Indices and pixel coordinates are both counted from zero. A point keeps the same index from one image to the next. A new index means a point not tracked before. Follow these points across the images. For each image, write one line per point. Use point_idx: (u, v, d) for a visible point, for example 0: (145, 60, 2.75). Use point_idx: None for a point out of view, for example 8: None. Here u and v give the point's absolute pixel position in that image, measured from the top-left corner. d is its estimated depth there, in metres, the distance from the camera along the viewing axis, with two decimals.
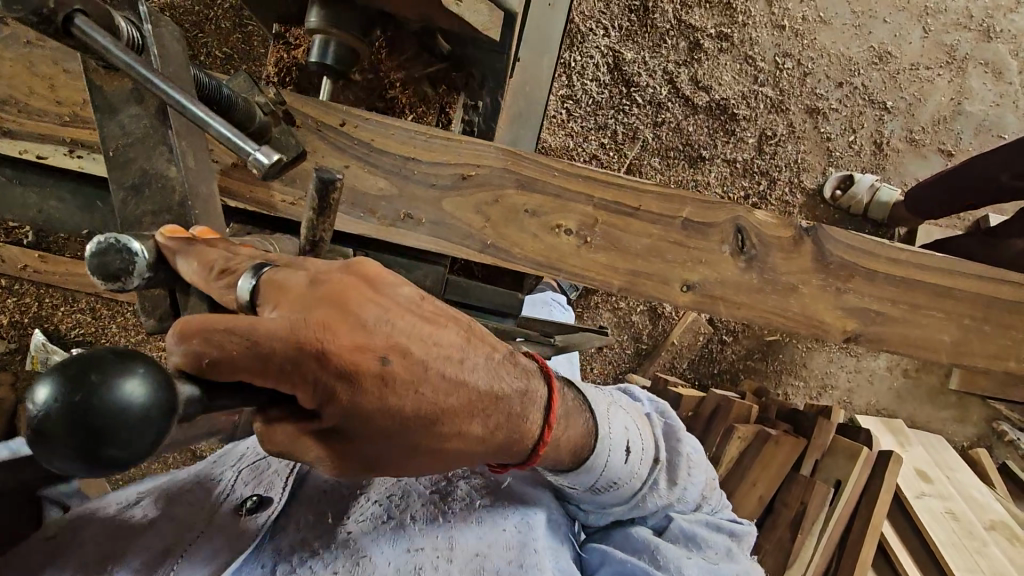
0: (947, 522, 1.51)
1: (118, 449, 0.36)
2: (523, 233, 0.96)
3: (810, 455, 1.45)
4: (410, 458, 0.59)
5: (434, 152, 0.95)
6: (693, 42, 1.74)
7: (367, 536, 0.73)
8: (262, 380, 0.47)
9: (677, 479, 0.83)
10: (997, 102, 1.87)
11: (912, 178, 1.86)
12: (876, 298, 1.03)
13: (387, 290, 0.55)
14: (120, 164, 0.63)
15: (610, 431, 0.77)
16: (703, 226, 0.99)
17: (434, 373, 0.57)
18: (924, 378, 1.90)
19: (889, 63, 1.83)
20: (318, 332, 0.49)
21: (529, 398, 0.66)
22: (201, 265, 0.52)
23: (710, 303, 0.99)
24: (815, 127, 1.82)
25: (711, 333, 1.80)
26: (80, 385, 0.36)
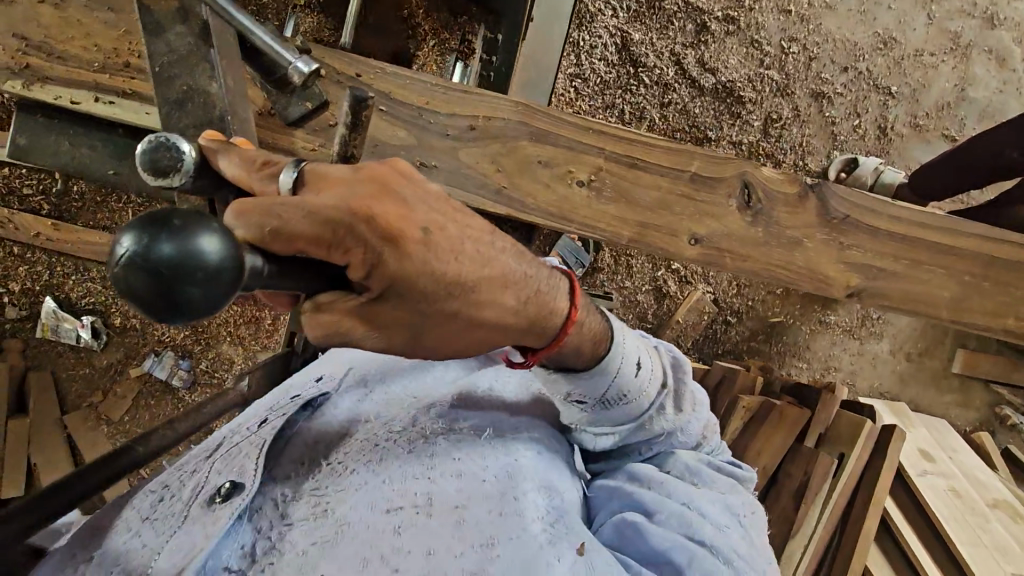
0: (950, 498, 1.51)
1: (197, 292, 0.37)
2: (536, 183, 0.98)
3: (813, 429, 1.47)
4: (448, 331, 0.61)
5: (452, 105, 0.97)
6: (700, 25, 1.76)
7: (346, 501, 0.71)
8: (319, 249, 0.48)
9: (684, 407, 0.85)
10: (1000, 89, 1.90)
11: (916, 162, 1.88)
12: (879, 253, 1.05)
13: (414, 179, 0.58)
14: (164, 80, 0.68)
15: (626, 342, 0.78)
16: (712, 179, 1.01)
17: (467, 246, 0.60)
18: (927, 363, 1.91)
19: (894, 48, 1.85)
20: (370, 201, 0.52)
21: (554, 283, 0.69)
22: (241, 159, 0.56)
23: (717, 256, 1.01)
24: (820, 111, 1.84)
25: (716, 313, 1.81)
26: (157, 231, 0.37)
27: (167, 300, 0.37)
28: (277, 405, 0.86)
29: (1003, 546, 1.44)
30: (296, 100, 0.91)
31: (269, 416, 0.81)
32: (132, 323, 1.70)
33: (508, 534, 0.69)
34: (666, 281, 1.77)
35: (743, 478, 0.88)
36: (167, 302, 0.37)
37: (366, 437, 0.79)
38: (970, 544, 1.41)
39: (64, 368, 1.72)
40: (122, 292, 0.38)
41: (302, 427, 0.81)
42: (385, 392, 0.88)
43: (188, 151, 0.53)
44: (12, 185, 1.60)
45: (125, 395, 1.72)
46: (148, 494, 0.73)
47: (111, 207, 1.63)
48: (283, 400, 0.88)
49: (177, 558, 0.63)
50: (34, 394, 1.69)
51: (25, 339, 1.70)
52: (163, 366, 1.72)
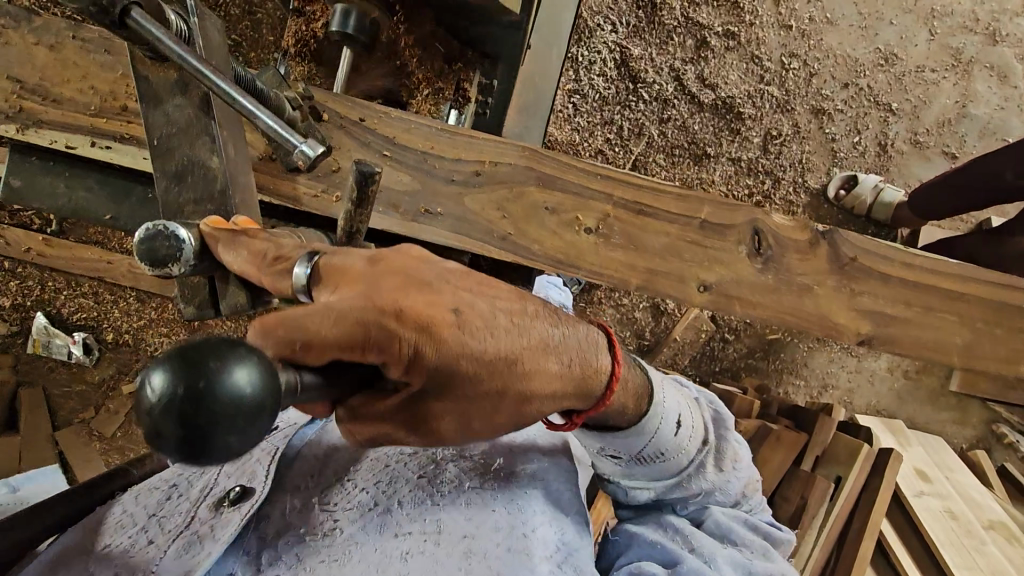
0: (946, 521, 1.51)
1: (233, 435, 0.35)
2: (543, 229, 0.96)
3: (812, 451, 1.47)
4: (494, 412, 0.58)
5: (457, 149, 0.96)
6: (700, 40, 1.75)
7: (352, 525, 0.71)
8: (354, 355, 0.47)
9: (723, 465, 0.83)
10: (1001, 105, 1.88)
11: (917, 179, 1.87)
12: (892, 302, 1.04)
13: (435, 261, 0.59)
14: (164, 152, 0.70)
15: (660, 406, 0.76)
16: (718, 227, 1.00)
17: (501, 319, 0.58)
18: (924, 380, 1.90)
19: (895, 64, 1.83)
20: (398, 293, 0.52)
21: (590, 342, 0.67)
22: (253, 255, 0.61)
23: (727, 303, 0.99)
24: (820, 127, 1.82)
25: (714, 330, 1.80)
26: (189, 372, 0.34)
27: (204, 443, 0.35)
28: (287, 419, 0.88)
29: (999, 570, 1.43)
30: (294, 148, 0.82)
31: (279, 427, 0.85)
32: (125, 338, 1.68)
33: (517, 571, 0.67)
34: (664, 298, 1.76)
35: (777, 540, 0.86)
36: (203, 443, 0.35)
37: (377, 456, 0.79)
38: (965, 567, 1.41)
39: (55, 384, 1.70)
40: (147, 427, 0.36)
41: (310, 440, 0.82)
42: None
43: (184, 238, 0.60)
44: None
45: (119, 410, 1.72)
46: (152, 492, 0.74)
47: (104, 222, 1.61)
48: (290, 413, 0.91)
49: (185, 563, 0.64)
50: (24, 412, 1.67)
51: (16, 354, 1.68)
52: None
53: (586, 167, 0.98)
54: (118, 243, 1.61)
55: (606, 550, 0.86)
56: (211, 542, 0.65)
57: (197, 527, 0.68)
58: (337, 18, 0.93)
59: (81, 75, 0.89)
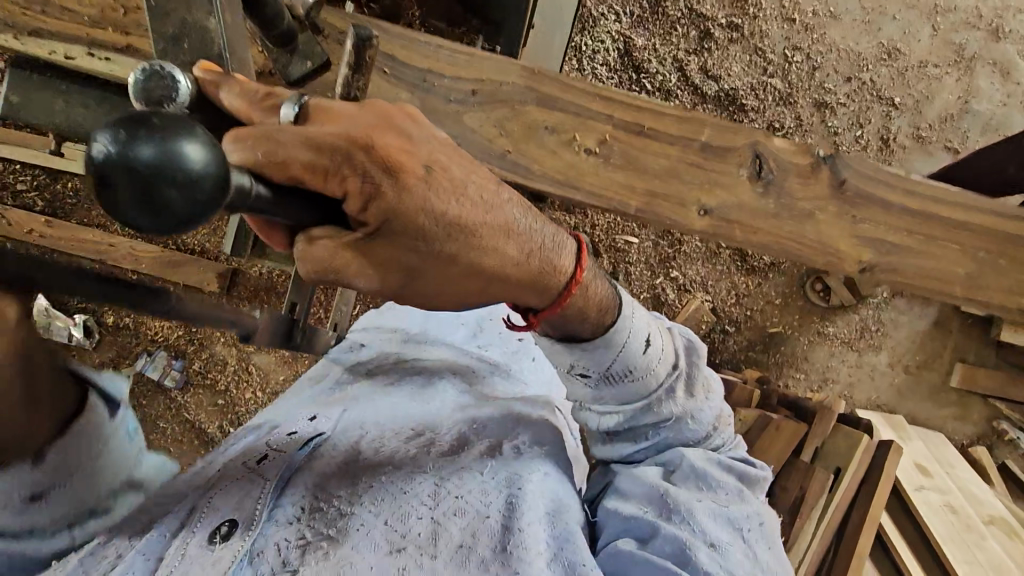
0: (946, 515, 1.50)
1: (177, 196, 0.36)
2: (543, 149, 0.97)
3: (810, 443, 1.46)
4: (444, 281, 0.59)
5: (457, 67, 0.96)
6: (704, 31, 1.75)
7: (347, 543, 0.65)
8: (315, 177, 0.49)
9: (694, 392, 0.83)
10: (1004, 102, 1.88)
11: (917, 174, 1.87)
12: (891, 228, 1.03)
13: (421, 122, 0.59)
14: (159, 14, 0.59)
15: (634, 309, 0.77)
16: (721, 150, 1.00)
17: (470, 191, 0.59)
18: (924, 376, 1.90)
19: (899, 59, 1.83)
20: (375, 134, 0.52)
21: (557, 244, 0.67)
22: (240, 91, 0.56)
23: (727, 228, 1.00)
24: (822, 121, 1.82)
25: (714, 322, 1.80)
26: (135, 127, 0.35)
27: (143, 204, 0.35)
28: (266, 429, 0.82)
29: (999, 565, 1.42)
30: (296, 58, 0.80)
31: (267, 454, 0.73)
32: (126, 322, 1.69)
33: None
34: (664, 289, 1.76)
35: (754, 478, 0.84)
36: (147, 206, 0.35)
37: (368, 469, 0.74)
38: (965, 562, 1.40)
39: None
40: (90, 187, 0.36)
41: (301, 466, 0.73)
42: (388, 420, 0.83)
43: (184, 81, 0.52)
44: (6, 181, 1.59)
45: None
46: (125, 534, 0.64)
47: None
48: (274, 434, 0.79)
49: None
50: None
51: None
52: (156, 367, 1.69)
53: (589, 88, 0.98)
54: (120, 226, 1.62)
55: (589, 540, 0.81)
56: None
57: (183, 565, 0.60)
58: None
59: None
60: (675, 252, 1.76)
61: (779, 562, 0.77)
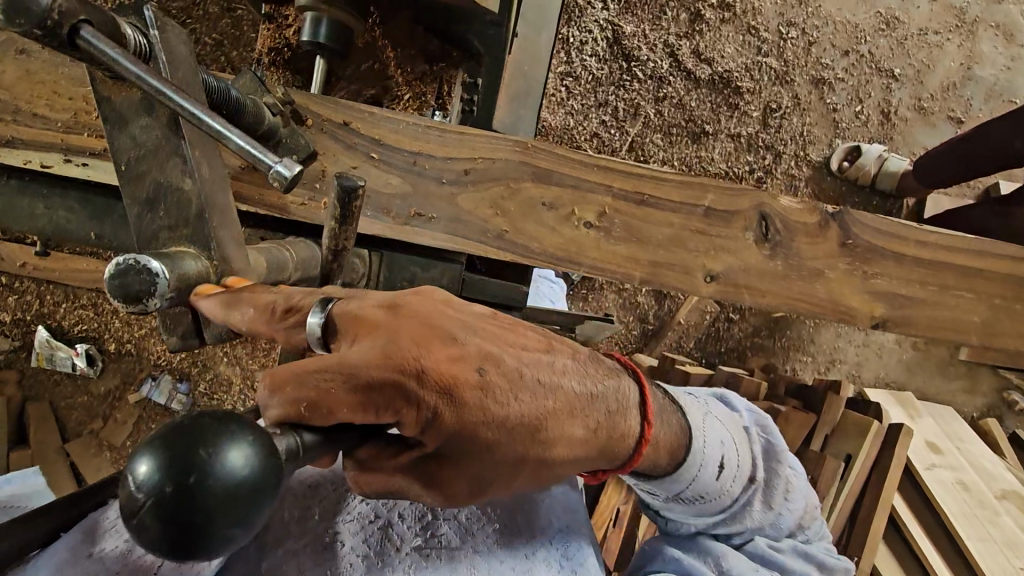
0: (958, 493, 1.50)
1: (231, 527, 0.35)
2: (541, 226, 0.94)
3: (819, 431, 1.45)
4: (513, 478, 0.57)
5: (448, 148, 0.93)
6: (694, 13, 1.69)
7: (355, 538, 0.67)
8: (366, 416, 0.46)
9: (774, 504, 0.77)
10: (1008, 66, 1.83)
11: (921, 146, 1.81)
12: (905, 281, 1.01)
13: (456, 309, 0.58)
14: (133, 179, 0.62)
15: (702, 439, 0.72)
16: (726, 215, 0.97)
17: (525, 380, 0.56)
18: (933, 351, 1.88)
19: (897, 28, 1.77)
20: (424, 354, 0.50)
21: (617, 399, 0.64)
22: (261, 308, 0.55)
23: (735, 292, 0.97)
24: (821, 98, 1.77)
25: (717, 311, 1.78)
26: (185, 466, 0.34)
27: (191, 541, 0.35)
28: None
29: (1013, 540, 1.43)
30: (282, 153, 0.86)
31: None
32: (127, 347, 1.68)
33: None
34: None
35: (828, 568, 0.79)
36: (194, 541, 0.34)
37: None
38: (978, 539, 1.40)
39: (61, 396, 1.71)
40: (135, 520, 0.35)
41: None
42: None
43: (159, 268, 0.53)
44: None
45: (126, 420, 1.71)
46: None
47: None
48: None
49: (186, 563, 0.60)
50: (34, 424, 1.68)
51: (20, 369, 1.68)
52: (162, 391, 1.69)
53: (584, 160, 0.95)
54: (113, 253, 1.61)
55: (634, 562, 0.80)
56: None
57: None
58: (309, 26, 0.89)
59: (51, 91, 0.89)
60: None
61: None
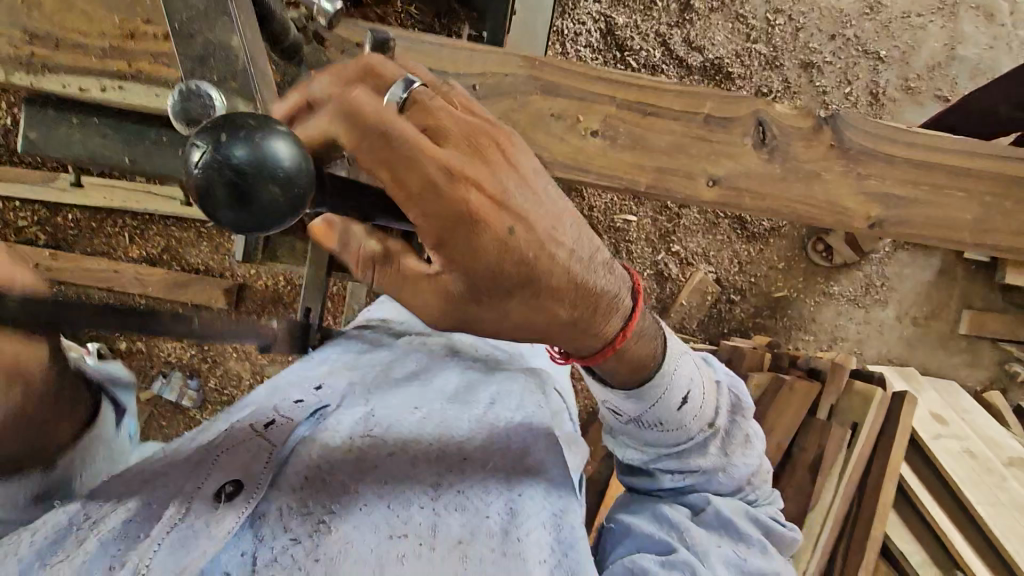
0: (964, 460, 1.51)
1: (275, 197, 0.38)
2: (548, 135, 0.94)
3: (825, 401, 1.47)
4: (500, 320, 0.56)
5: (459, 63, 0.94)
6: (684, 3, 1.75)
7: (348, 523, 0.61)
8: (397, 190, 0.48)
9: (730, 450, 0.80)
10: (990, 45, 1.87)
11: (909, 125, 1.86)
12: (900, 181, 1.01)
13: (518, 156, 0.55)
14: (183, 37, 0.64)
15: (674, 372, 0.74)
16: (726, 120, 0.98)
17: (544, 240, 0.55)
18: (933, 326, 1.90)
19: (881, 12, 1.83)
20: (459, 171, 0.50)
21: (609, 306, 0.63)
22: (334, 83, 0.53)
23: (737, 196, 0.98)
24: (810, 81, 1.82)
25: (718, 292, 1.80)
26: (237, 133, 0.37)
27: (242, 205, 0.37)
28: (274, 402, 0.72)
29: (1021, 504, 1.43)
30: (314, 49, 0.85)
31: (274, 416, 0.68)
32: (138, 344, 1.70)
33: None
34: (667, 264, 1.77)
35: (782, 540, 0.81)
36: (232, 203, 0.37)
37: (375, 453, 0.68)
38: (986, 503, 1.41)
39: None
40: (186, 197, 0.38)
41: (307, 436, 0.67)
42: (406, 415, 0.74)
43: (218, 97, 0.51)
44: (7, 218, 1.62)
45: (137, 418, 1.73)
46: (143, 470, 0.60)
47: (106, 232, 1.65)
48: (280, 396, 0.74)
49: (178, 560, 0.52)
50: None
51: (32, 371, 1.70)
52: (172, 389, 1.71)
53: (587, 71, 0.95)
54: (123, 252, 1.65)
55: (604, 541, 0.81)
56: (204, 543, 0.53)
57: (188, 519, 0.55)
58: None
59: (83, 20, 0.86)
60: (674, 226, 1.75)
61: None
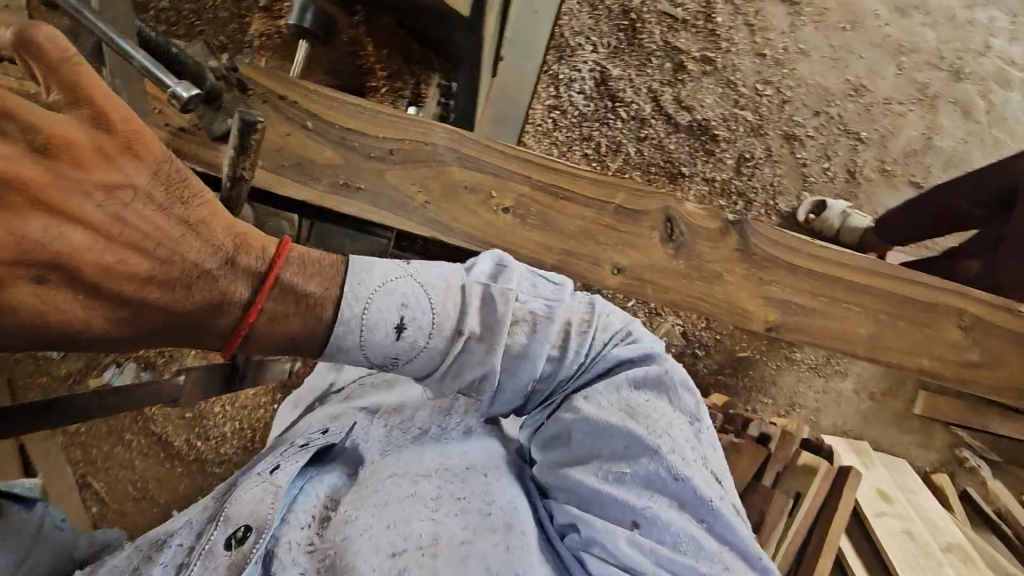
0: (904, 541, 1.52)
1: None
2: (461, 207, 1.05)
3: (772, 468, 1.44)
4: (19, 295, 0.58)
5: (383, 128, 1.04)
6: (677, 64, 1.82)
7: (358, 540, 0.75)
8: None
9: (498, 343, 0.76)
10: (965, 139, 1.96)
11: (883, 207, 1.91)
12: (798, 290, 1.14)
13: (81, 186, 0.60)
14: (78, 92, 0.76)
15: (367, 306, 0.73)
16: (632, 213, 1.11)
17: (107, 243, 0.62)
18: (889, 403, 1.93)
19: (864, 96, 1.91)
20: (14, 222, 0.57)
21: (222, 302, 0.68)
22: None
23: (639, 285, 1.09)
24: (791, 152, 1.88)
25: (684, 345, 1.82)
26: None
27: None
28: (287, 448, 0.88)
29: None
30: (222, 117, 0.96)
31: (280, 463, 0.83)
32: None
33: (515, 569, 0.73)
34: (636, 312, 1.77)
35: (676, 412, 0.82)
36: None
37: (372, 474, 0.83)
38: None
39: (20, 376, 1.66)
40: None
41: (311, 480, 0.84)
42: (403, 437, 0.90)
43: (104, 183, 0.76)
44: None
45: None
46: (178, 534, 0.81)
47: None
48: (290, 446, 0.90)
49: None
50: None
51: None
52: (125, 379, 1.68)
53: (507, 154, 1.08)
54: None
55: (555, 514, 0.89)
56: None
57: (207, 565, 0.74)
58: (295, 8, 0.85)
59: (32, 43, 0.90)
60: None
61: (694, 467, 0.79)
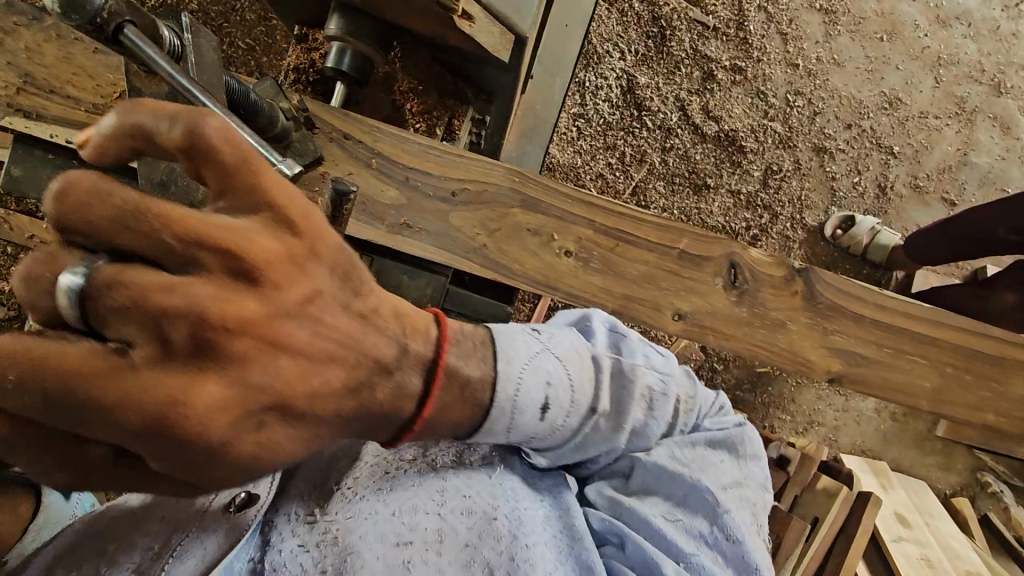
0: (923, 569, 1.49)
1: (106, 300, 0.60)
2: (524, 250, 1.10)
3: (790, 490, 1.50)
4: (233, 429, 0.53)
5: (446, 167, 1.09)
6: (706, 72, 1.78)
7: (356, 530, 0.71)
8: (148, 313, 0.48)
9: (621, 423, 0.80)
10: (1003, 156, 1.89)
11: (913, 223, 1.87)
12: (860, 339, 1.17)
13: (301, 302, 0.56)
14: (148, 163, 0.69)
15: (518, 387, 0.73)
16: (697, 258, 1.14)
17: (317, 349, 0.58)
18: (911, 423, 1.91)
19: (899, 109, 1.86)
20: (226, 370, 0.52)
21: (402, 392, 0.67)
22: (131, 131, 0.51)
23: (700, 332, 1.12)
24: (821, 165, 1.83)
25: (702, 359, 1.80)
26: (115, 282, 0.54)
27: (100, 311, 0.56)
28: None
29: None
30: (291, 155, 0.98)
31: None
32: None
33: None
34: None
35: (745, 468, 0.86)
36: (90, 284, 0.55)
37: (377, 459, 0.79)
38: None
39: None
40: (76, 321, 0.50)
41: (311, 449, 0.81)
42: None
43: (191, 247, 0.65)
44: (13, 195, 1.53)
45: None
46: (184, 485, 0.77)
47: None
48: None
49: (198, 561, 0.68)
50: None
51: None
52: None
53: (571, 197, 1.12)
54: None
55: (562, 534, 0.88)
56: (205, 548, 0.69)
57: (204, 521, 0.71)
58: (333, 55, 1.00)
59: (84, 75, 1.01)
60: None
61: (749, 524, 0.81)
